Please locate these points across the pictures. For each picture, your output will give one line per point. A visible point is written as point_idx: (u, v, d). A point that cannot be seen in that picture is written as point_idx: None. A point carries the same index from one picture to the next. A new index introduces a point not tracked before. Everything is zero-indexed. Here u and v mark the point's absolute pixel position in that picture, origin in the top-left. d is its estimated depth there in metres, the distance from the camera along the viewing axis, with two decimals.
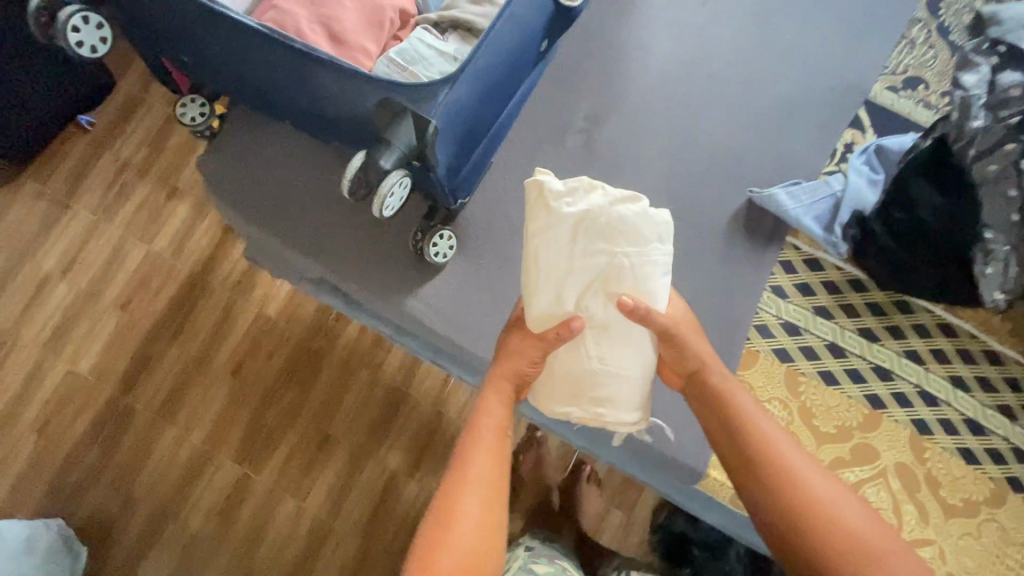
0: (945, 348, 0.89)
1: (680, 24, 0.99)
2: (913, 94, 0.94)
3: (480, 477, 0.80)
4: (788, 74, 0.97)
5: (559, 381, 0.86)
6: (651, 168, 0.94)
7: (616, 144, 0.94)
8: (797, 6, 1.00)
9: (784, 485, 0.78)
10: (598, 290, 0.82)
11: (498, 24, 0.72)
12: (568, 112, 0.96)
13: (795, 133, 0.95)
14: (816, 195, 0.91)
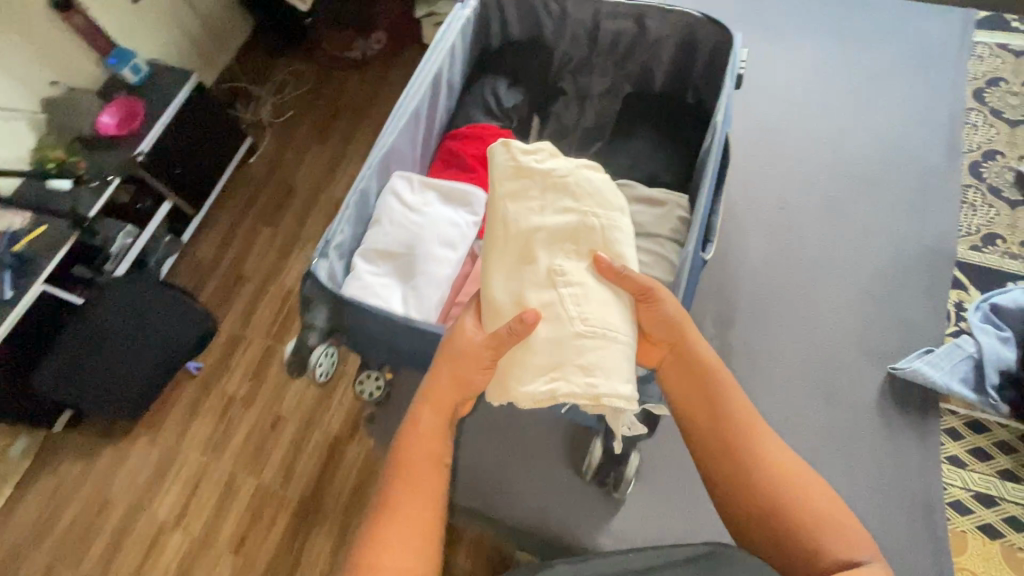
0: None
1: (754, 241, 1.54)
2: (992, 248, 1.46)
3: (404, 495, 0.82)
4: (852, 268, 1.48)
5: (540, 354, 0.96)
6: (783, 355, 1.40)
7: (751, 343, 1.42)
8: (836, 222, 1.54)
9: (722, 447, 0.90)
10: (573, 247, 1.05)
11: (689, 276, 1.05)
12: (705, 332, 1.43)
13: (894, 301, 1.43)
14: (940, 362, 1.30)
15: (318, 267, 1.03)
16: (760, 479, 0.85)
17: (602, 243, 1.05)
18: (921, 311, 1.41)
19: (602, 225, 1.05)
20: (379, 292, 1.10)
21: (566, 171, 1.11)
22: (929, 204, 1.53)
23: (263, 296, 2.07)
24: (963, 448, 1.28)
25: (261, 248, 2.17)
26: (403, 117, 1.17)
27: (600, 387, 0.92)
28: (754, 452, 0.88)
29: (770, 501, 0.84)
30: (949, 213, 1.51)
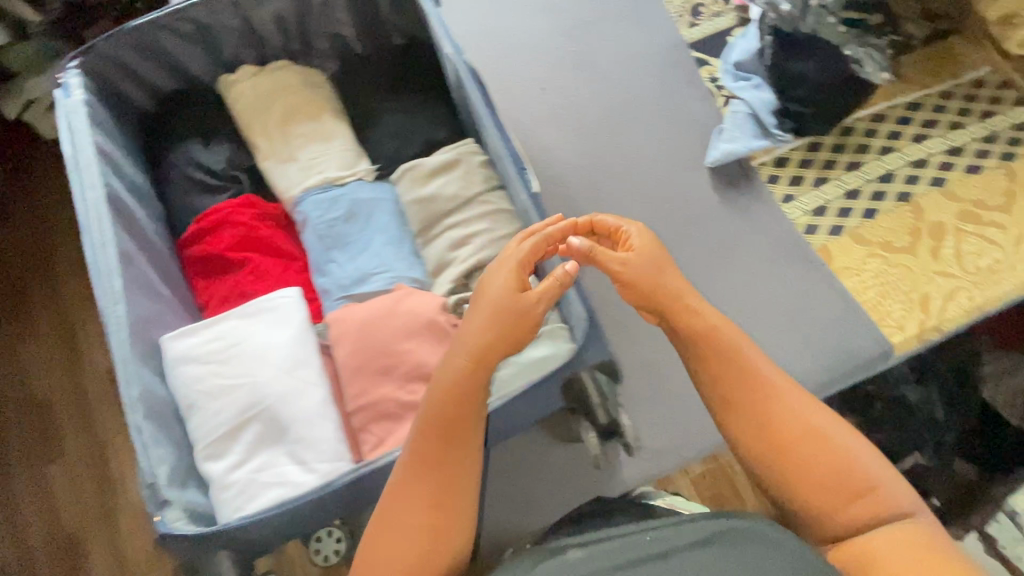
0: (953, 106, 1.12)
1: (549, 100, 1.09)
2: (706, 17, 1.16)
3: (400, 490, 0.50)
4: (641, 71, 1.12)
5: (287, 170, 0.90)
6: (648, 209, 1.03)
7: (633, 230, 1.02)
8: (609, 20, 1.14)
9: (749, 416, 0.51)
10: (299, 121, 0.92)
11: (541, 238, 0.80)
12: None
13: (655, 132, 1.08)
14: (748, 126, 1.06)
15: (176, 529, 0.56)
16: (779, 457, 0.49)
17: (316, 112, 0.93)
18: (698, 110, 1.10)
19: (311, 106, 0.93)
20: (254, 484, 0.62)
21: (276, 73, 0.94)
22: (624, 10, 1.15)
23: (113, 538, 1.00)
24: (846, 170, 1.08)
25: (41, 530, 1.02)
26: (117, 260, 0.69)
27: (333, 175, 0.89)
28: (799, 426, 0.50)
29: (808, 498, 0.48)
30: (651, 16, 1.16)
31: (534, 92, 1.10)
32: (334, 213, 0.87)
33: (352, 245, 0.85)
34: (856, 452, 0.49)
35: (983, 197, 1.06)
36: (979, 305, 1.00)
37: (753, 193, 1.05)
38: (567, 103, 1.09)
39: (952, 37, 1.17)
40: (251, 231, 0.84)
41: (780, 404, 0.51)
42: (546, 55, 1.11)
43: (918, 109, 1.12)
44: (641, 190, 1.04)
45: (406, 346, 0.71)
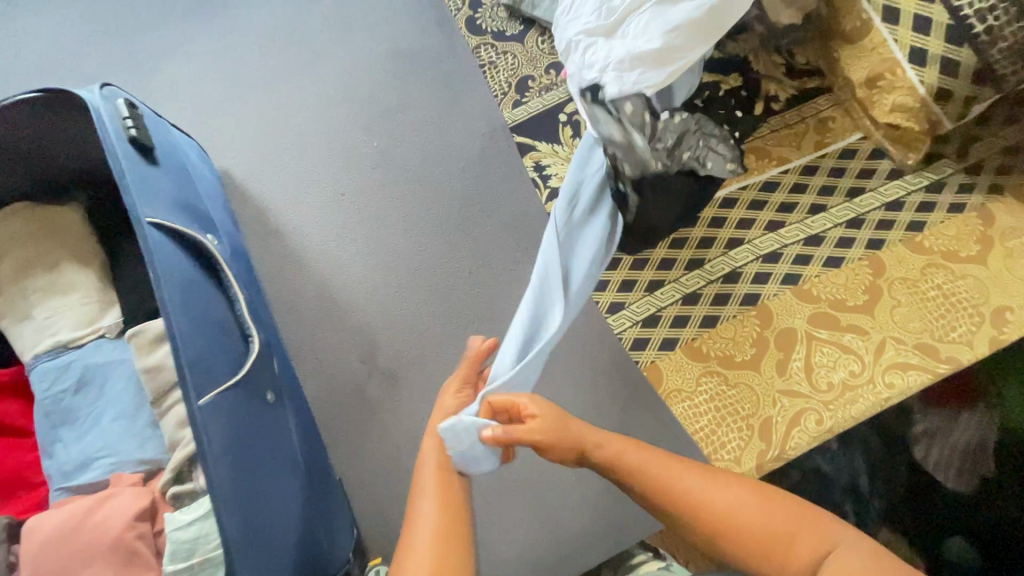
0: (816, 183, 0.97)
1: (350, 207, 0.98)
2: (533, 93, 1.03)
3: (426, 504, 0.64)
4: (456, 162, 1.00)
5: (23, 331, 0.81)
6: (453, 330, 0.93)
7: (435, 356, 0.92)
8: (424, 105, 1.03)
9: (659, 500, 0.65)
10: (38, 274, 0.83)
11: (254, 423, 0.67)
12: (390, 373, 0.91)
13: (469, 236, 0.97)
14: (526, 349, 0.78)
15: None
16: (686, 507, 0.63)
17: (59, 262, 0.84)
18: (520, 207, 0.98)
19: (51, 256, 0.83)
20: None
21: (14, 220, 0.84)
22: (439, 90, 1.03)
23: None
24: (684, 268, 0.95)
25: None
26: None
27: (69, 337, 0.80)
28: (667, 473, 0.65)
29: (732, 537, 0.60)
30: (470, 95, 1.03)
31: (335, 196, 0.99)
32: (61, 386, 0.77)
33: (79, 424, 0.76)
34: (766, 495, 0.62)
35: (842, 293, 0.92)
36: (829, 428, 0.87)
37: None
38: (367, 208, 0.98)
39: (820, 97, 1.02)
40: None
41: (667, 497, 0.64)
42: (348, 155, 1.01)
43: (775, 188, 0.97)
44: (448, 310, 0.94)
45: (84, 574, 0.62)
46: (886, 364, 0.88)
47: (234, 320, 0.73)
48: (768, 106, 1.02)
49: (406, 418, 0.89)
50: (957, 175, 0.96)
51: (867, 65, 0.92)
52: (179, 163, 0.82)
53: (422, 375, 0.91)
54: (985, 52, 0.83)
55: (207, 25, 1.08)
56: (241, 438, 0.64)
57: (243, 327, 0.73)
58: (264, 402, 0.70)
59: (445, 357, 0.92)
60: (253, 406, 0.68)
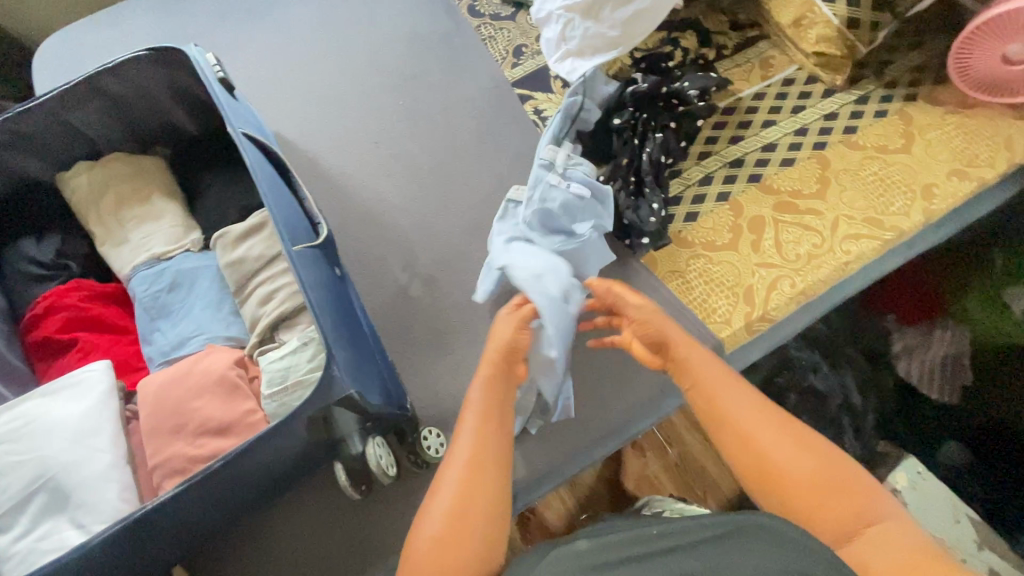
0: (765, 106, 1.18)
1: (383, 152, 1.17)
2: (528, 56, 1.25)
3: (462, 441, 0.77)
4: (469, 112, 1.20)
5: (121, 251, 0.97)
6: (478, 241, 1.10)
7: (464, 262, 1.08)
8: (439, 72, 1.24)
9: (729, 441, 0.76)
10: (131, 206, 0.99)
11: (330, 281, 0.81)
12: (427, 277, 1.06)
13: (485, 168, 1.16)
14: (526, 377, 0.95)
15: None
16: (768, 460, 0.73)
17: (148, 195, 1.00)
18: (525, 142, 1.18)
19: (142, 191, 1.00)
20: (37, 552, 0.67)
21: (110, 164, 1.01)
22: (450, 61, 1.25)
23: None
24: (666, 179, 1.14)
25: None
26: None
27: (162, 251, 0.96)
28: (739, 426, 0.76)
29: (780, 478, 0.71)
30: (476, 61, 1.25)
31: (370, 146, 1.18)
32: (157, 287, 0.92)
33: (175, 315, 0.91)
34: (851, 481, 0.71)
35: (798, 185, 1.11)
36: (802, 289, 1.03)
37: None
38: (398, 152, 1.17)
39: (761, 43, 1.25)
40: (82, 312, 0.90)
41: (758, 448, 0.74)
42: (378, 113, 1.20)
43: (734, 112, 1.18)
44: (471, 226, 1.11)
45: (195, 404, 0.75)
46: (840, 235, 1.06)
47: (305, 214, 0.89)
48: (720, 53, 1.25)
49: (444, 313, 1.03)
50: (878, 90, 1.18)
51: (792, 9, 1.17)
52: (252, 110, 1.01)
53: (454, 277, 1.06)
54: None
55: (254, 25, 1.31)
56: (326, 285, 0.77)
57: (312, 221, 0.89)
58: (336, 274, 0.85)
59: (473, 262, 1.08)
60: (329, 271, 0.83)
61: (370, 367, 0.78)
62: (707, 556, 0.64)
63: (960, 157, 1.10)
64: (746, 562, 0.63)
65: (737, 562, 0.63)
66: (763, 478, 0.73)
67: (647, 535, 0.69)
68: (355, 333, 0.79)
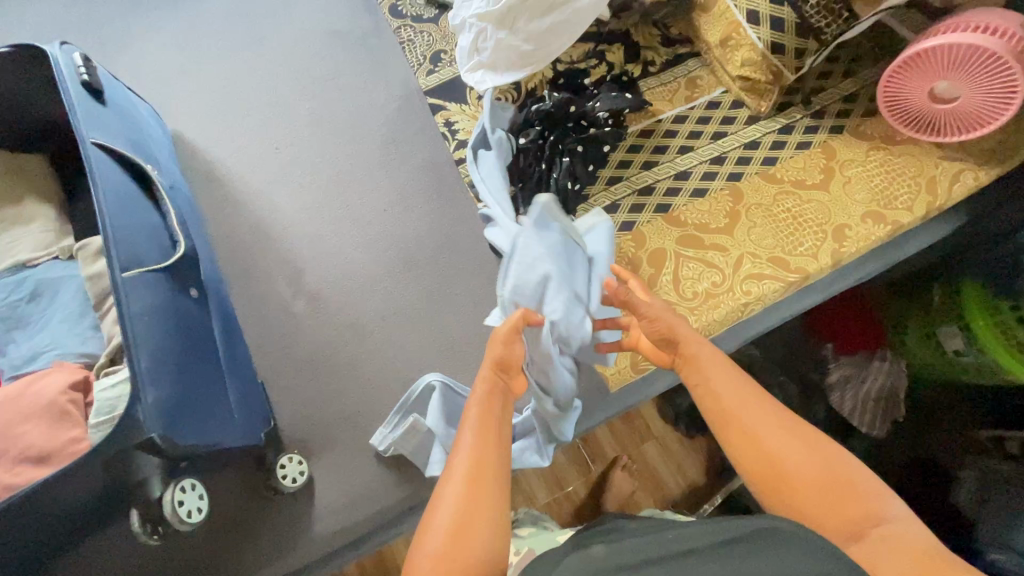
0: (685, 130, 1.12)
1: (284, 159, 1.13)
2: (445, 64, 1.19)
3: (462, 447, 0.70)
4: (379, 122, 1.15)
5: None
6: (370, 261, 1.06)
7: (355, 281, 1.04)
8: (352, 76, 1.19)
9: (749, 449, 0.69)
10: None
11: (176, 306, 0.78)
12: (313, 294, 1.03)
13: (387, 180, 1.12)
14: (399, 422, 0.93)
15: None
16: (778, 473, 0.67)
17: (19, 196, 0.96)
18: (432, 156, 1.13)
19: (13, 192, 0.96)
20: None
21: None
22: (365, 65, 1.20)
23: None
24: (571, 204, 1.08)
25: None
26: None
27: (26, 257, 0.92)
28: (751, 428, 0.70)
29: (801, 490, 0.65)
30: (392, 67, 1.19)
31: (272, 151, 1.14)
32: (14, 296, 0.89)
33: (30, 327, 0.88)
34: (870, 495, 0.65)
35: (707, 218, 1.06)
36: (696, 330, 0.99)
37: (475, 236, 1.07)
38: (300, 159, 1.13)
39: (690, 61, 1.19)
40: None
41: (771, 457, 0.68)
42: (283, 118, 1.16)
43: (651, 135, 1.12)
44: (367, 242, 1.07)
45: (18, 429, 0.73)
46: (743, 274, 1.02)
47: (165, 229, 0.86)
48: (646, 70, 1.18)
49: (326, 334, 1.01)
50: (804, 119, 1.12)
51: (718, 28, 1.10)
52: (130, 112, 0.97)
53: (342, 296, 1.03)
54: (800, 10, 1.00)
55: (165, 15, 1.25)
56: (163, 315, 0.75)
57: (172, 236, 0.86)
58: (188, 295, 0.82)
59: (363, 282, 1.04)
60: (177, 294, 0.80)
61: (206, 396, 0.77)
62: (732, 560, 0.56)
63: (878, 197, 1.05)
64: (762, 562, 0.55)
65: (762, 567, 0.55)
66: (784, 489, 0.67)
67: (664, 540, 0.61)
68: (193, 360, 0.78)
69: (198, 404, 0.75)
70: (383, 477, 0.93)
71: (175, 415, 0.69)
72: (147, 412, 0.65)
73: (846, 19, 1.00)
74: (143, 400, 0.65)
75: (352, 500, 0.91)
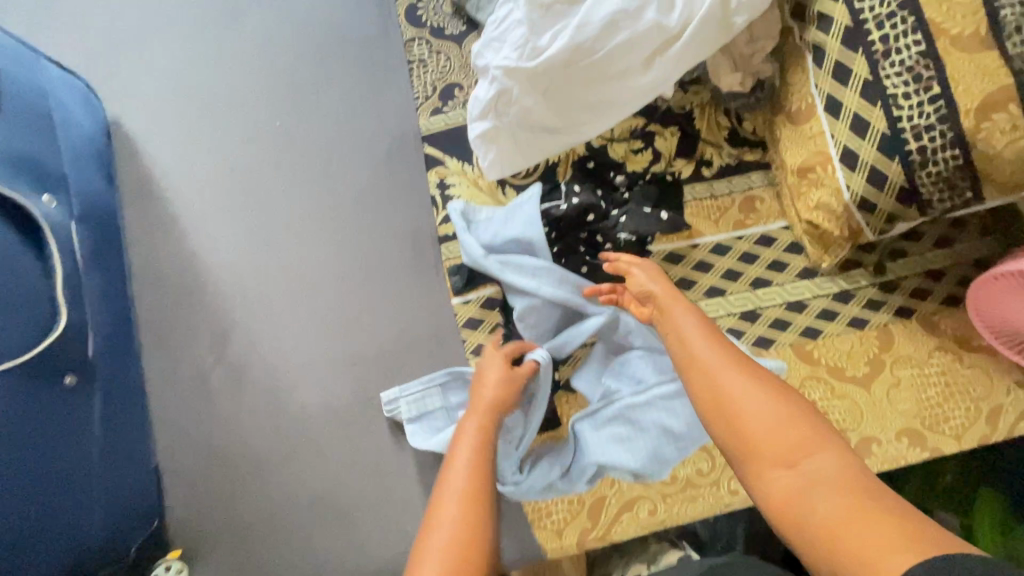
0: (723, 265, 0.91)
1: (238, 184, 0.93)
2: (456, 104, 0.95)
3: (457, 461, 0.64)
4: (360, 161, 0.94)
5: None
6: (310, 339, 0.89)
7: (287, 361, 0.88)
8: (340, 92, 0.96)
9: (699, 388, 0.58)
10: None
11: (33, 408, 0.64)
12: (236, 366, 0.88)
13: (353, 240, 0.92)
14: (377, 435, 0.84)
15: None
16: (726, 408, 0.55)
17: None
18: (412, 222, 0.93)
19: None
20: None
21: None
22: (360, 81, 0.96)
23: None
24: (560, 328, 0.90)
25: None
26: None
27: None
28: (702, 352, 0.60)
29: (739, 432, 0.53)
30: (391, 92, 0.96)
31: (227, 170, 0.94)
32: None
33: None
34: (822, 429, 0.51)
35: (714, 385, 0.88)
36: (661, 520, 0.84)
37: (439, 339, 0.89)
38: (256, 188, 0.93)
39: (755, 174, 0.95)
40: None
41: (706, 377, 0.58)
42: (248, 130, 0.95)
43: (679, 262, 0.92)
44: (313, 316, 0.90)
45: None
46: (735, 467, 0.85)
47: (45, 291, 0.69)
48: (699, 171, 0.95)
49: (241, 419, 0.87)
50: (869, 289, 0.90)
51: (803, 152, 0.86)
52: (39, 110, 0.77)
53: (271, 376, 0.88)
54: (914, 173, 0.75)
55: None
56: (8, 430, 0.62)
57: (55, 301, 0.69)
58: (59, 386, 0.68)
59: (297, 364, 0.88)
60: (38, 393, 0.65)
61: (60, 512, 0.67)
62: None
63: (925, 414, 0.86)
64: None
65: None
66: (734, 443, 0.53)
67: None
68: (47, 484, 0.66)
69: (30, 543, 0.64)
70: None
71: None
72: None
73: (968, 198, 0.75)
74: None
75: None
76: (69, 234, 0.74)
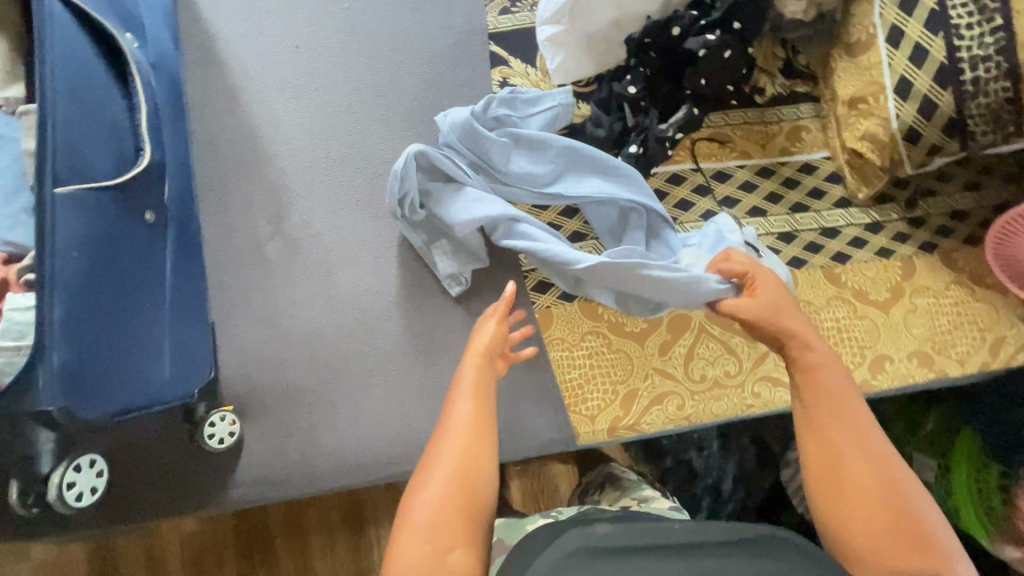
0: (767, 186, 0.96)
1: (304, 62, 0.93)
2: (525, 6, 0.97)
3: (457, 413, 0.62)
4: (425, 53, 0.95)
5: None
6: (365, 220, 0.91)
7: (342, 239, 0.90)
8: None
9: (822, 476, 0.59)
10: None
11: (130, 226, 0.68)
12: (292, 239, 0.90)
13: (413, 129, 0.93)
14: (467, 154, 0.89)
15: None
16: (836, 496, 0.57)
17: None
18: None
19: None
20: None
21: None
22: None
23: None
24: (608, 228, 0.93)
25: None
26: None
27: None
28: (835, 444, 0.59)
29: (844, 512, 0.56)
30: None
31: (294, 46, 0.93)
32: None
33: None
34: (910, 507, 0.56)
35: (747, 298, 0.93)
36: (686, 416, 0.90)
37: None
38: (321, 67, 0.93)
39: (804, 106, 1.00)
40: None
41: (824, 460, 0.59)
42: (318, 9, 0.95)
43: (726, 180, 0.96)
44: (370, 200, 0.92)
45: None
46: (758, 373, 0.91)
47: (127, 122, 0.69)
48: (752, 97, 0.99)
49: (294, 292, 0.89)
50: (898, 223, 0.96)
51: (856, 83, 0.89)
52: None
53: (326, 254, 0.90)
54: (964, 104, 0.80)
55: None
56: (112, 240, 0.66)
57: (138, 134, 0.70)
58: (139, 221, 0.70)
59: (351, 242, 0.91)
60: (129, 218, 0.68)
61: (152, 333, 0.71)
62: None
63: (934, 339, 0.93)
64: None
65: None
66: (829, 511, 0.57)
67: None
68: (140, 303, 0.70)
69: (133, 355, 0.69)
70: (305, 462, 0.85)
71: (96, 366, 0.65)
72: (61, 358, 0.61)
73: (1008, 132, 0.82)
74: (65, 350, 0.62)
75: (265, 476, 0.84)
76: (148, 79, 0.74)
